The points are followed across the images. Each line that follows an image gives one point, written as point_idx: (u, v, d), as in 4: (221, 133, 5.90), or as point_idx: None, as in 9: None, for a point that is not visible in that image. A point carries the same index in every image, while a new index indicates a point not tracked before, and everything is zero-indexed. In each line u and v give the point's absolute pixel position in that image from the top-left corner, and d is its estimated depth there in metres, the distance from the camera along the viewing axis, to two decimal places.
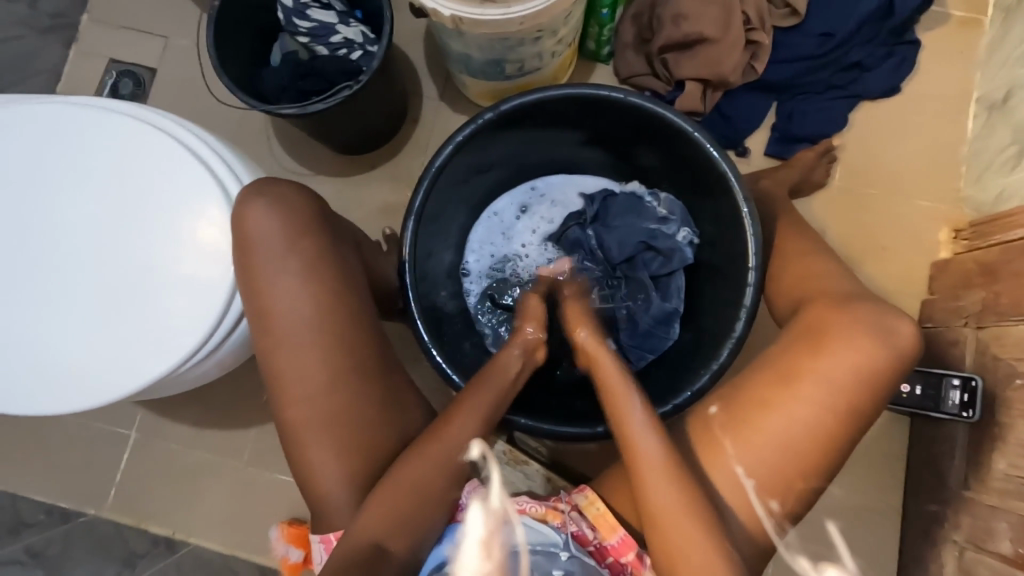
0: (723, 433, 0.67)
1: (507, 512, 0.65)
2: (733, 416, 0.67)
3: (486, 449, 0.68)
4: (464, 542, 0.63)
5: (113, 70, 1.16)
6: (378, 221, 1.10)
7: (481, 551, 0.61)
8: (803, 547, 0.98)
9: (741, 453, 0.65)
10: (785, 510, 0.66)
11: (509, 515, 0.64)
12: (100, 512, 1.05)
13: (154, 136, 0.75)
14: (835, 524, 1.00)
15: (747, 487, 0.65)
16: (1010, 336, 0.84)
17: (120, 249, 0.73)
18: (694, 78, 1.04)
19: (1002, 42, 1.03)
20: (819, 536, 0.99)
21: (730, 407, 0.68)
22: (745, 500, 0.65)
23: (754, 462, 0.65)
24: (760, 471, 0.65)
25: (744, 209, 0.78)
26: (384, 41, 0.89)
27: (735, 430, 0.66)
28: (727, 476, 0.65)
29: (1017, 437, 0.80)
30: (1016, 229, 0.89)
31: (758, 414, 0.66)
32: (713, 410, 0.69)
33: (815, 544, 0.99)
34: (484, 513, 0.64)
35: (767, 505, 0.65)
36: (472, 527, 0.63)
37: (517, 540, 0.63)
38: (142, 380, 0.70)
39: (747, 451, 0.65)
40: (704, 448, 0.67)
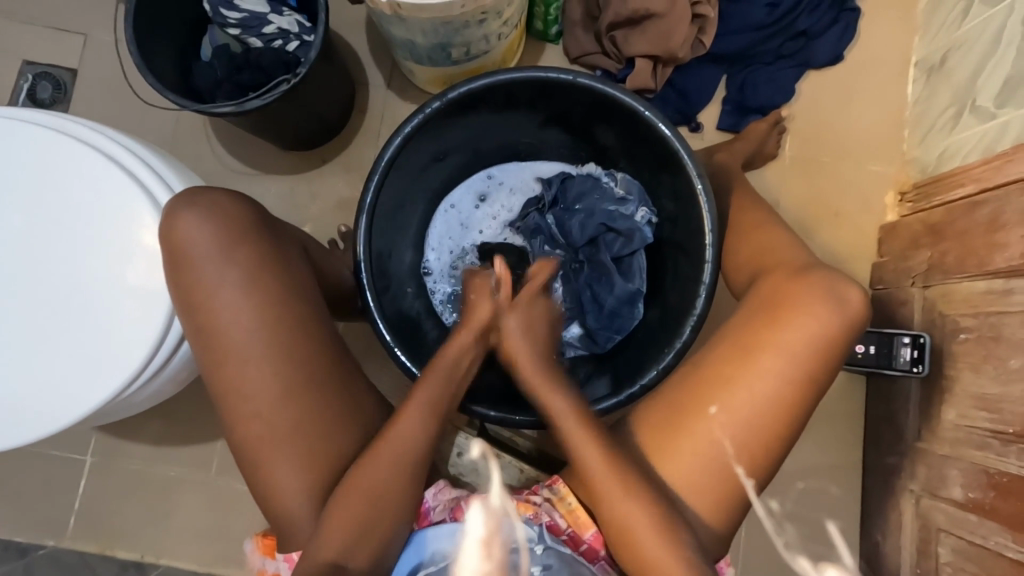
0: (711, 421, 0.67)
1: (507, 509, 0.67)
2: (723, 406, 0.67)
3: (484, 449, 0.79)
4: (464, 541, 0.65)
5: (28, 72, 1.08)
6: (332, 219, 1.06)
7: (481, 551, 0.63)
8: (803, 547, 1.03)
9: (724, 434, 0.66)
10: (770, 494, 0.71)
11: (508, 512, 0.67)
12: (61, 543, 1.00)
13: (70, 145, 0.69)
14: (835, 525, 1.03)
15: (748, 487, 0.67)
16: (956, 293, 0.88)
17: (47, 270, 0.68)
18: (644, 55, 1.03)
19: (938, 6, 1.05)
20: (820, 537, 1.03)
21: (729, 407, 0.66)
22: (746, 498, 0.68)
23: (754, 462, 0.67)
24: (758, 470, 0.67)
25: (699, 184, 0.78)
26: (321, 29, 0.84)
27: (719, 415, 0.67)
28: (732, 480, 0.67)
29: (965, 388, 0.85)
30: (957, 190, 0.92)
31: (749, 412, 0.66)
32: (713, 411, 0.67)
33: (815, 544, 1.02)
34: (484, 513, 0.66)
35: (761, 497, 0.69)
36: (472, 527, 0.65)
37: (518, 537, 0.66)
38: (82, 409, 0.66)
39: (725, 431, 0.66)
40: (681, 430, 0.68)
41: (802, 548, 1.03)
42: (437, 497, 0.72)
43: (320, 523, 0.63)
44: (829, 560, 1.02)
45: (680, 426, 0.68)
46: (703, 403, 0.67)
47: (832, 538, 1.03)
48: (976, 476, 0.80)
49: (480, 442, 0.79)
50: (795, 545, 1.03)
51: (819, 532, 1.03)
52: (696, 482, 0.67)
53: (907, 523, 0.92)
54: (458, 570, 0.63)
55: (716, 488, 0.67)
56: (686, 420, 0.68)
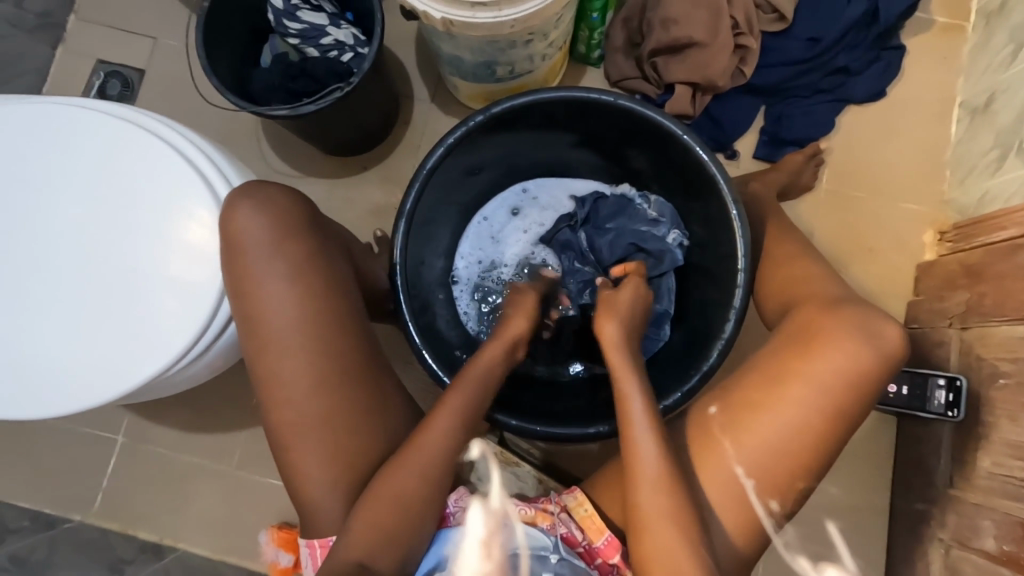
0: (722, 433, 0.67)
1: (506, 511, 0.68)
2: (733, 415, 0.67)
3: (484, 449, 0.76)
4: (464, 542, 0.66)
5: (100, 71, 1.15)
6: (370, 223, 1.09)
7: (481, 551, 0.65)
8: (803, 547, 1.00)
9: (740, 452, 0.66)
10: (784, 510, 0.67)
11: (508, 515, 0.68)
12: (86, 518, 1.04)
13: (140, 136, 0.74)
14: (835, 524, 1.01)
15: (748, 487, 0.66)
16: (994, 336, 0.86)
17: (109, 251, 0.72)
18: (684, 82, 1.05)
19: (984, 47, 1.05)
20: (820, 536, 1.00)
21: (729, 406, 0.68)
22: (746, 500, 0.66)
23: (753, 462, 0.66)
24: (761, 471, 0.66)
25: (733, 211, 0.78)
26: (374, 43, 0.89)
27: (734, 429, 0.67)
28: (728, 477, 0.66)
29: (1001, 436, 0.82)
30: (999, 232, 0.90)
31: (758, 427, 0.66)
32: (713, 411, 0.69)
33: (815, 544, 1.00)
34: (484, 514, 0.68)
35: (767, 505, 0.66)
36: (472, 527, 0.67)
37: (517, 543, 0.66)
38: (129, 385, 0.69)
39: (745, 450, 0.66)
40: (703, 447, 0.68)
41: (802, 549, 1.00)
42: (458, 503, 0.70)
43: (350, 516, 0.64)
44: (829, 561, 0.98)
45: (693, 441, 0.69)
46: (704, 403, 0.70)
47: (832, 538, 1.00)
48: (1010, 528, 0.77)
49: (480, 442, 0.76)
50: (795, 545, 1.00)
51: (820, 532, 1.00)
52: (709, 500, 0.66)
53: (935, 572, 0.88)
54: (457, 569, 0.64)
55: (730, 501, 0.66)
56: (690, 422, 0.70)
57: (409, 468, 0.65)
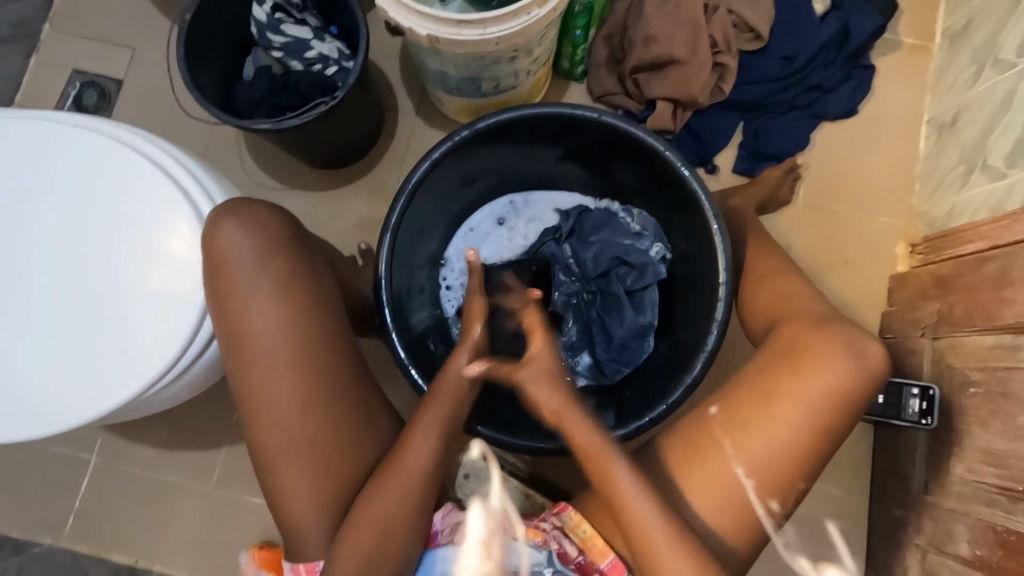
0: (722, 432, 0.69)
1: (506, 512, 0.70)
2: (733, 416, 0.69)
3: (485, 450, 0.80)
4: (464, 543, 0.67)
5: (76, 81, 1.13)
6: (355, 236, 1.09)
7: (481, 551, 0.66)
8: (802, 547, 1.01)
9: (740, 453, 0.67)
10: (784, 511, 0.68)
11: (508, 516, 0.69)
12: (57, 541, 1.00)
13: (120, 151, 0.73)
14: (835, 524, 1.03)
15: (748, 487, 0.67)
16: (964, 346, 0.88)
17: (86, 268, 0.71)
18: (665, 97, 1.07)
19: (950, 68, 1.09)
20: (819, 536, 1.02)
21: (729, 406, 0.70)
22: (746, 500, 0.67)
23: (754, 462, 0.67)
24: (759, 472, 0.67)
25: (714, 225, 0.80)
26: (359, 57, 0.89)
27: (735, 430, 0.68)
28: (722, 486, 0.67)
29: (973, 442, 0.84)
30: (966, 245, 0.94)
31: (756, 434, 0.67)
32: (714, 411, 0.70)
33: (815, 545, 1.01)
34: (484, 514, 0.69)
35: (767, 506, 0.67)
36: (473, 528, 0.68)
37: (518, 562, 0.66)
38: (106, 406, 0.67)
39: (746, 452, 0.67)
40: (705, 449, 0.68)
41: (802, 548, 1.01)
42: (446, 520, 0.70)
43: (341, 531, 0.64)
44: (828, 560, 1.00)
45: (694, 449, 0.69)
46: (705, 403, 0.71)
47: (831, 537, 1.02)
48: (984, 532, 0.79)
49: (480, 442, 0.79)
50: (795, 545, 1.02)
51: (820, 532, 1.02)
52: (703, 498, 0.67)
53: None
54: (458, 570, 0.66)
55: (724, 512, 0.67)
56: (689, 430, 0.70)
57: (399, 479, 0.65)
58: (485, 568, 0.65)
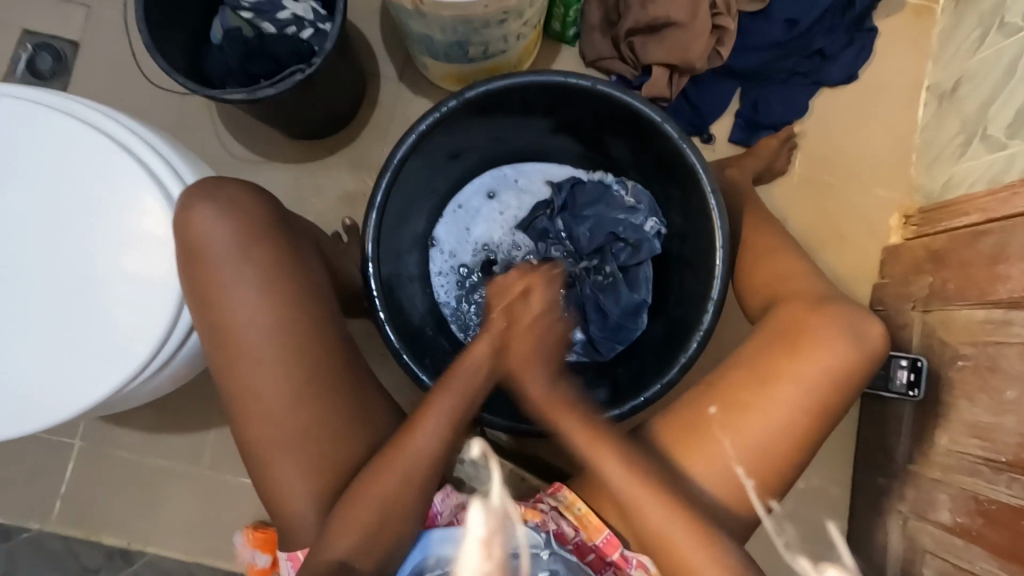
0: (722, 432, 0.68)
1: (507, 511, 0.63)
2: (733, 415, 0.68)
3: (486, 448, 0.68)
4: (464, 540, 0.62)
5: (28, 43, 1.04)
6: (338, 211, 1.04)
7: (481, 550, 0.60)
8: (803, 547, 1.04)
9: (740, 453, 0.67)
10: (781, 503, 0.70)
11: (509, 514, 0.63)
12: (45, 526, 0.99)
13: (78, 129, 0.67)
14: (836, 525, 1.05)
15: (748, 487, 0.68)
16: (955, 320, 0.89)
17: (52, 257, 0.66)
18: (662, 63, 1.02)
19: (953, 32, 1.06)
20: (820, 538, 1.05)
21: (728, 406, 0.68)
22: (748, 500, 0.68)
23: (753, 459, 0.67)
24: (759, 470, 0.67)
25: (712, 200, 0.78)
26: (337, 19, 0.82)
27: (734, 428, 0.68)
28: (719, 469, 0.68)
29: (960, 415, 0.86)
30: (962, 218, 0.93)
31: (755, 429, 0.67)
32: (713, 411, 0.69)
33: (815, 545, 1.05)
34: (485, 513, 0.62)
35: (766, 503, 0.69)
36: (472, 526, 0.61)
37: (517, 542, 0.63)
38: (84, 402, 0.65)
39: (746, 450, 0.67)
40: (705, 448, 0.68)
41: (802, 548, 1.04)
42: (445, 502, 0.70)
43: (335, 512, 0.63)
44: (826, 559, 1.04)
45: (694, 448, 0.68)
46: (703, 403, 0.69)
47: (833, 538, 1.05)
48: (966, 502, 0.82)
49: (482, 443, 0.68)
50: (794, 544, 1.04)
51: (804, 500, 1.05)
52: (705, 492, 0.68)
53: (893, 542, 0.93)
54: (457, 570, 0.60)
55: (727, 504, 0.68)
56: (689, 422, 0.69)
57: (395, 467, 0.63)
58: (485, 568, 0.59)
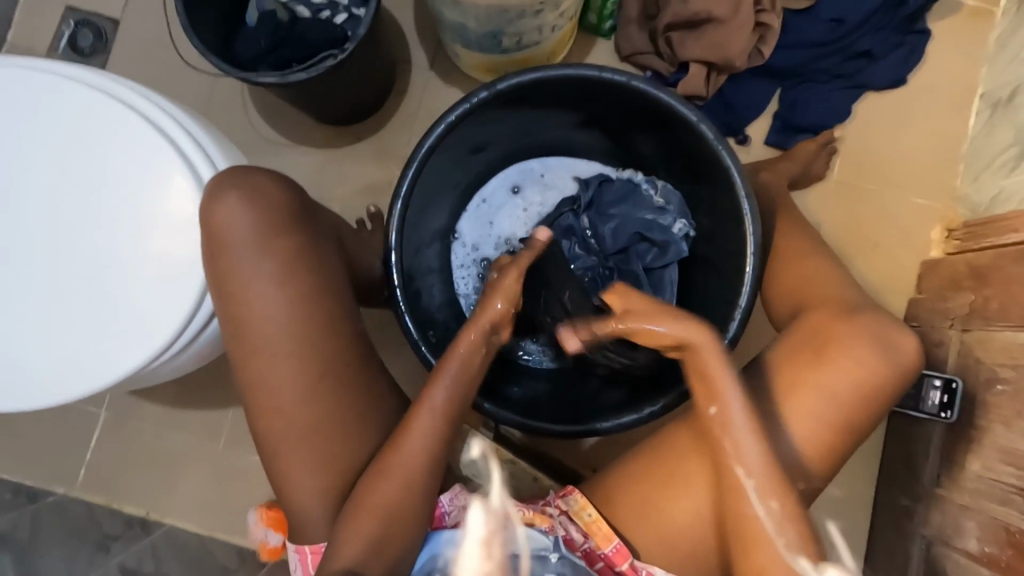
0: None
1: (507, 512, 0.60)
2: None
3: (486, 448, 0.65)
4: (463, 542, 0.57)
5: (70, 20, 1.06)
6: (363, 198, 1.04)
7: (481, 551, 0.56)
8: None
9: None
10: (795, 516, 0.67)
11: (508, 517, 0.60)
12: (69, 492, 1.02)
13: (113, 108, 0.68)
14: (848, 539, 1.02)
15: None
16: (995, 341, 0.85)
17: (84, 233, 0.68)
18: (699, 60, 0.99)
19: (1012, 37, 1.00)
20: None
21: None
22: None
23: None
24: None
25: (745, 205, 0.75)
26: (371, 5, 0.81)
27: None
28: None
29: (994, 441, 0.82)
30: (1010, 235, 0.88)
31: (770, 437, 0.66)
32: None
33: None
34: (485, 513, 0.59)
35: None
36: (471, 526, 0.57)
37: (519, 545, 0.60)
38: (108, 378, 0.66)
39: None
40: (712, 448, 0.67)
41: None
42: (453, 501, 0.70)
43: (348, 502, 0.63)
44: None
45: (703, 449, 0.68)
46: None
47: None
48: (995, 532, 0.78)
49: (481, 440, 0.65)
50: None
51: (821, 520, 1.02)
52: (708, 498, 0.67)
53: (914, 566, 0.90)
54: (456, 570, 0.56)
55: None
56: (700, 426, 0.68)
57: (408, 462, 0.63)
58: (484, 569, 0.55)
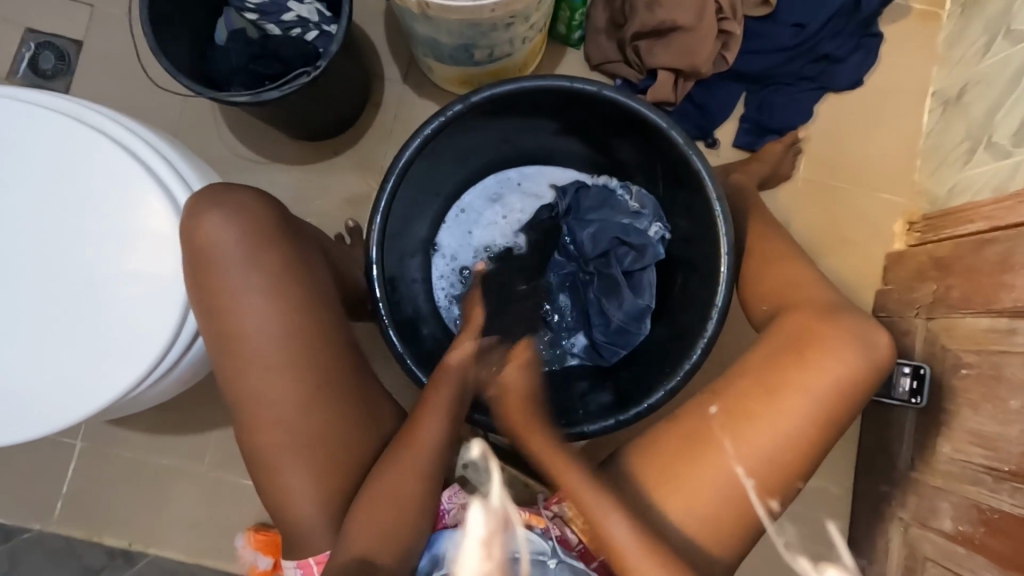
0: (722, 432, 0.68)
1: (507, 512, 0.66)
2: (733, 414, 0.68)
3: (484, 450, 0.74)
4: (464, 540, 0.65)
5: (31, 41, 1.04)
6: (342, 213, 1.04)
7: (481, 551, 0.63)
8: (804, 547, 1.03)
9: (740, 453, 0.67)
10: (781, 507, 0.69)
11: (509, 518, 0.66)
12: (47, 527, 0.99)
13: (84, 133, 0.67)
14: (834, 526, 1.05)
15: (748, 487, 0.67)
16: (959, 328, 0.89)
17: (57, 261, 0.66)
18: (667, 67, 1.02)
19: (959, 38, 1.05)
20: (820, 538, 1.04)
21: (728, 406, 0.69)
22: (747, 501, 0.67)
23: (754, 462, 0.67)
24: (760, 472, 0.67)
25: (717, 207, 0.78)
26: (343, 22, 0.82)
27: (734, 429, 0.68)
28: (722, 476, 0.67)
29: (963, 424, 0.86)
30: (967, 226, 0.93)
31: (760, 436, 0.67)
32: (713, 410, 0.69)
33: (816, 545, 1.03)
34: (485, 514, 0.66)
35: (767, 504, 0.68)
36: (472, 526, 0.64)
37: (517, 548, 0.64)
38: (88, 409, 0.65)
39: (747, 452, 0.67)
40: (704, 448, 0.68)
41: (802, 548, 1.03)
42: (453, 500, 0.71)
43: (347, 517, 0.63)
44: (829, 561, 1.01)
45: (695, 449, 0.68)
46: (704, 402, 0.70)
47: (833, 539, 1.04)
48: (968, 510, 0.82)
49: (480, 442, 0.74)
50: (795, 545, 1.03)
51: (804, 510, 1.05)
52: (703, 503, 0.67)
53: (894, 549, 0.93)
54: (457, 571, 0.63)
55: (726, 508, 0.67)
56: (691, 430, 0.69)
57: (401, 475, 0.64)
58: (485, 568, 0.62)
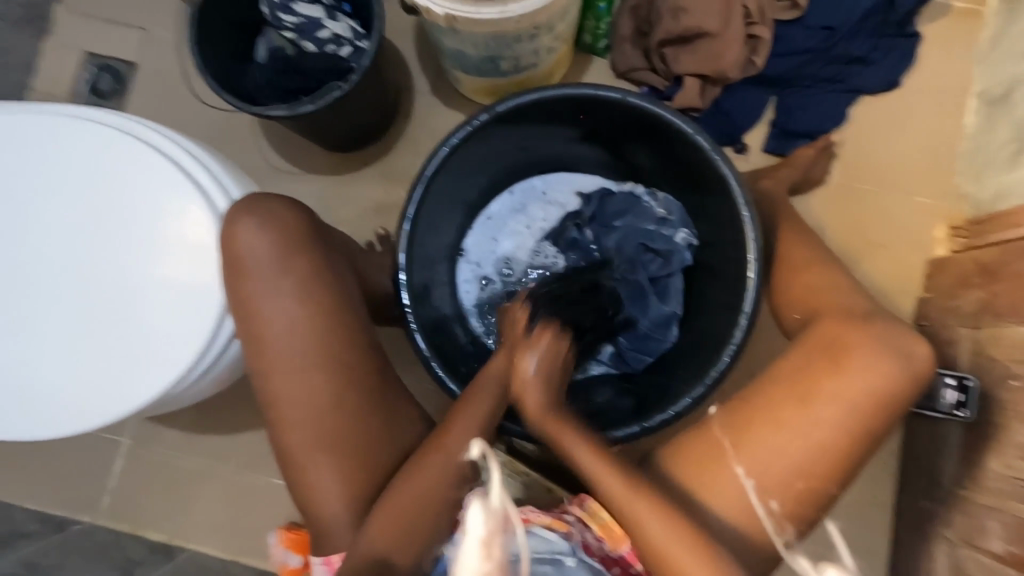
0: (722, 432, 0.68)
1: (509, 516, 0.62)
2: (735, 418, 0.69)
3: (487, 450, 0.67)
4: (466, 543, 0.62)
5: (91, 64, 1.12)
6: (373, 221, 1.07)
7: None
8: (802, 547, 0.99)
9: (741, 453, 0.67)
10: (810, 518, 0.67)
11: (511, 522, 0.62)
12: (95, 520, 1.04)
13: (133, 146, 0.72)
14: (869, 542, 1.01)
15: (748, 487, 0.66)
16: (1007, 337, 0.84)
17: (108, 265, 0.71)
18: (693, 73, 1.02)
19: (1004, 36, 1.01)
20: (821, 538, 1.00)
21: (730, 409, 0.69)
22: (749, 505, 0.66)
23: (756, 464, 0.66)
24: (784, 482, 0.66)
25: (745, 213, 0.76)
26: (373, 37, 0.85)
27: (735, 431, 0.68)
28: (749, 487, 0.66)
29: (1014, 439, 0.81)
30: (1014, 230, 0.89)
31: (780, 445, 0.66)
32: (713, 411, 0.70)
33: (815, 545, 1.00)
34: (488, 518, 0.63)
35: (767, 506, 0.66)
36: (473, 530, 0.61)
37: (518, 548, 0.62)
38: (133, 404, 0.68)
39: (750, 453, 0.66)
40: (710, 459, 0.68)
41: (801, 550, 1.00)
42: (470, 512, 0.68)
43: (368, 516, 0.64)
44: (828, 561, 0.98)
45: (716, 455, 0.68)
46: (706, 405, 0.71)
47: (867, 557, 1.00)
48: (1019, 530, 0.77)
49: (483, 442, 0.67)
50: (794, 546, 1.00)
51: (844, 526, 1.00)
52: (727, 504, 0.66)
53: (939, 571, 0.89)
54: None
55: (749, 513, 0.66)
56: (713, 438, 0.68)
57: (425, 473, 0.65)
58: None
